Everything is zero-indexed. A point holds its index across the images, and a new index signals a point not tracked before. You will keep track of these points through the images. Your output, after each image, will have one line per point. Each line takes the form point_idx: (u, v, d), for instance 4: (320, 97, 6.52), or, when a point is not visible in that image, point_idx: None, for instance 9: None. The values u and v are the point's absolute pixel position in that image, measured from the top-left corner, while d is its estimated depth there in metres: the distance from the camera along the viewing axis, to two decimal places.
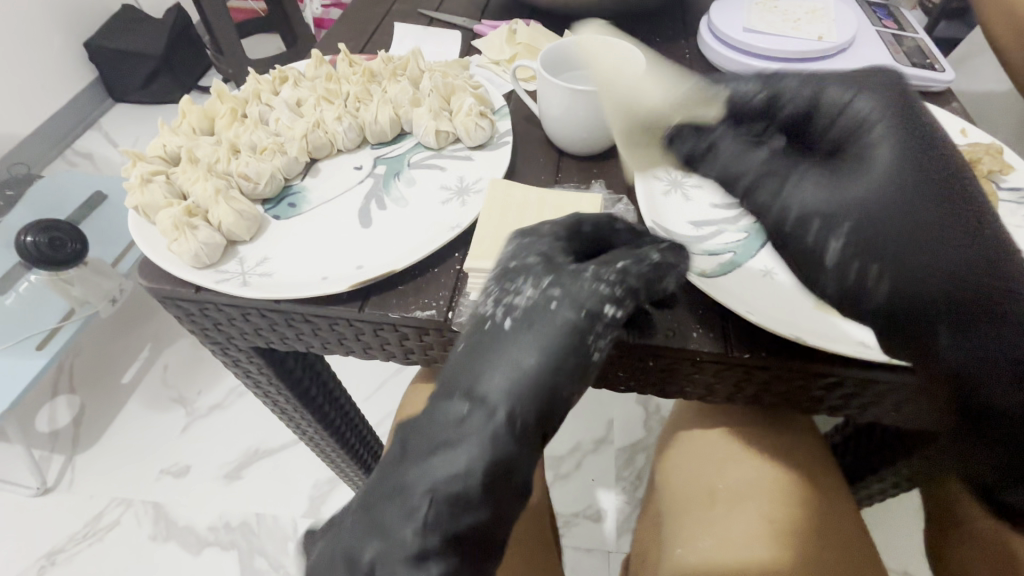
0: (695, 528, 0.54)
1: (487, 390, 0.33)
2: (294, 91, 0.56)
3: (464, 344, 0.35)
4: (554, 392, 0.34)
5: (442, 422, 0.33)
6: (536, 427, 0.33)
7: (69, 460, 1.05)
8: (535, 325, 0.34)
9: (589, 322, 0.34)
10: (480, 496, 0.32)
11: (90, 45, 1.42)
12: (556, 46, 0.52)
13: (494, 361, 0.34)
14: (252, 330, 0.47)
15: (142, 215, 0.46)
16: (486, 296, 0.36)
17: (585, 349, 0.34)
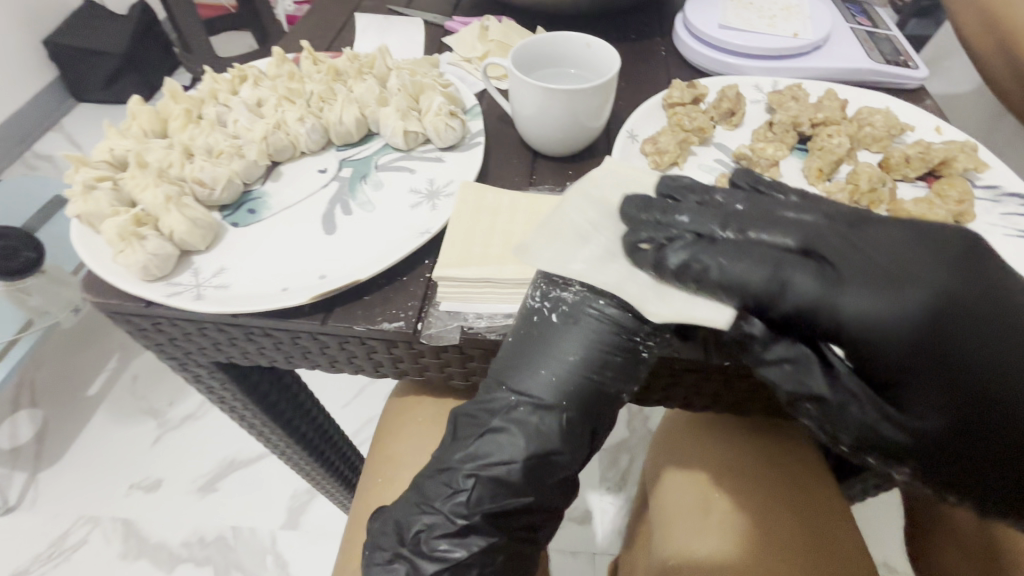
0: (677, 527, 0.54)
1: (534, 385, 0.36)
2: (254, 91, 0.53)
3: (515, 334, 0.38)
4: (595, 388, 0.36)
5: (490, 409, 0.37)
6: (579, 419, 0.36)
7: (31, 477, 1.00)
8: (582, 323, 0.36)
9: (636, 324, 0.35)
10: (522, 483, 0.36)
11: (48, 43, 1.36)
12: (529, 43, 0.50)
13: (542, 355, 0.36)
14: (211, 345, 0.45)
15: (87, 224, 0.43)
16: (535, 288, 0.38)
17: (629, 351, 0.36)
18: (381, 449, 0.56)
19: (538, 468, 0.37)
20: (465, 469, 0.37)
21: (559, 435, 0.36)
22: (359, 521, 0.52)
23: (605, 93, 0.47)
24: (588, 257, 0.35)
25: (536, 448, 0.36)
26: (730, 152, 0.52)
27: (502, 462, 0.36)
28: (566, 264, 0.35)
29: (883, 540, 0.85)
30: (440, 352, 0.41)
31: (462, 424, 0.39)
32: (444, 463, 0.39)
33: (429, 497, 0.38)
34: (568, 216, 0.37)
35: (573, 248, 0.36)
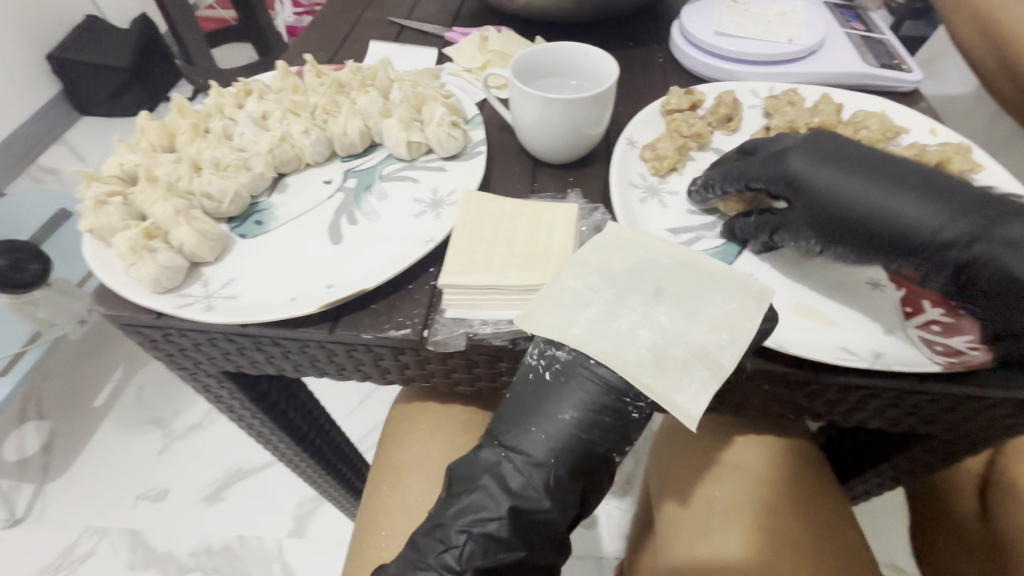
0: (678, 532, 0.54)
1: (526, 445, 0.37)
2: (259, 104, 0.54)
3: (514, 392, 0.39)
4: (586, 448, 0.36)
5: (483, 463, 0.38)
6: (569, 479, 0.37)
7: (39, 489, 1.00)
8: (575, 382, 0.36)
9: (626, 385, 0.35)
10: (511, 538, 0.36)
11: (53, 58, 1.38)
12: (529, 53, 0.51)
13: (535, 414, 0.37)
14: (221, 355, 0.45)
15: (98, 238, 0.44)
16: (532, 346, 0.38)
17: (620, 412, 0.36)
18: (387, 456, 0.57)
19: (526, 524, 0.37)
20: (456, 523, 0.37)
21: (552, 494, 0.36)
22: (366, 527, 0.53)
23: (604, 101, 0.48)
24: (591, 320, 0.36)
25: (522, 502, 0.36)
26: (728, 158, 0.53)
27: (494, 517, 0.36)
28: (569, 330, 0.36)
29: (889, 539, 0.85)
30: (447, 359, 0.42)
31: (457, 477, 0.39)
32: (441, 518, 0.38)
33: (423, 554, 0.37)
34: (567, 281, 0.37)
35: (576, 311, 0.36)
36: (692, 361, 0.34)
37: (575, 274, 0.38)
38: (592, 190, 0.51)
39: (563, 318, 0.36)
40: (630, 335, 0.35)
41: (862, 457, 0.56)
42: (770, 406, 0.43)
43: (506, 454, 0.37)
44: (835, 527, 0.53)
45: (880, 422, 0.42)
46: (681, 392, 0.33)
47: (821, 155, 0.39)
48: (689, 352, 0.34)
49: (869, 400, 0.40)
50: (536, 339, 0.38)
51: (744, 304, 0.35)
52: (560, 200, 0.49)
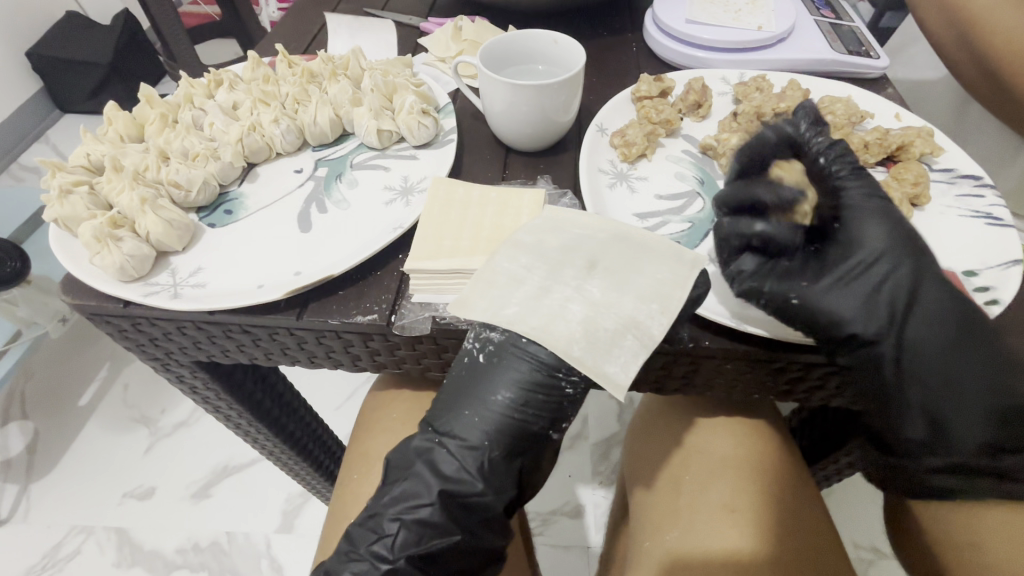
0: (649, 521, 0.55)
1: (461, 429, 0.37)
2: (229, 94, 0.54)
3: (451, 375, 0.39)
4: (520, 427, 0.37)
5: (418, 450, 0.38)
6: (505, 459, 0.37)
7: (23, 489, 1.00)
8: (506, 362, 0.36)
9: (557, 362, 0.35)
10: (445, 522, 0.37)
11: (32, 55, 1.36)
12: (498, 41, 0.51)
13: (469, 397, 0.37)
14: (191, 345, 0.45)
15: (64, 228, 0.44)
16: (469, 329, 0.38)
17: (553, 389, 0.36)
18: (362, 445, 0.57)
19: (458, 507, 0.37)
20: (389, 513, 0.38)
21: (488, 477, 0.37)
22: (339, 513, 0.53)
23: (572, 87, 0.49)
24: (523, 300, 0.36)
25: (457, 486, 0.37)
26: (696, 143, 0.53)
27: (425, 504, 0.37)
28: (500, 311, 0.36)
29: (867, 522, 0.86)
30: (415, 344, 0.42)
31: (394, 465, 0.40)
32: (375, 506, 0.39)
33: (357, 545, 0.38)
34: (499, 263, 0.38)
35: (509, 293, 0.37)
36: (623, 334, 0.35)
37: (508, 256, 0.38)
38: (562, 176, 0.52)
39: (494, 301, 0.36)
40: (561, 312, 0.36)
41: (828, 438, 0.57)
42: (726, 387, 0.44)
43: (440, 440, 0.38)
44: (796, 505, 0.53)
45: (843, 401, 0.43)
46: (611, 362, 0.34)
47: (897, 221, 0.39)
48: (617, 325, 0.35)
49: (829, 375, 0.40)
50: (474, 321, 0.38)
51: (676, 274, 0.36)
52: (529, 186, 0.50)
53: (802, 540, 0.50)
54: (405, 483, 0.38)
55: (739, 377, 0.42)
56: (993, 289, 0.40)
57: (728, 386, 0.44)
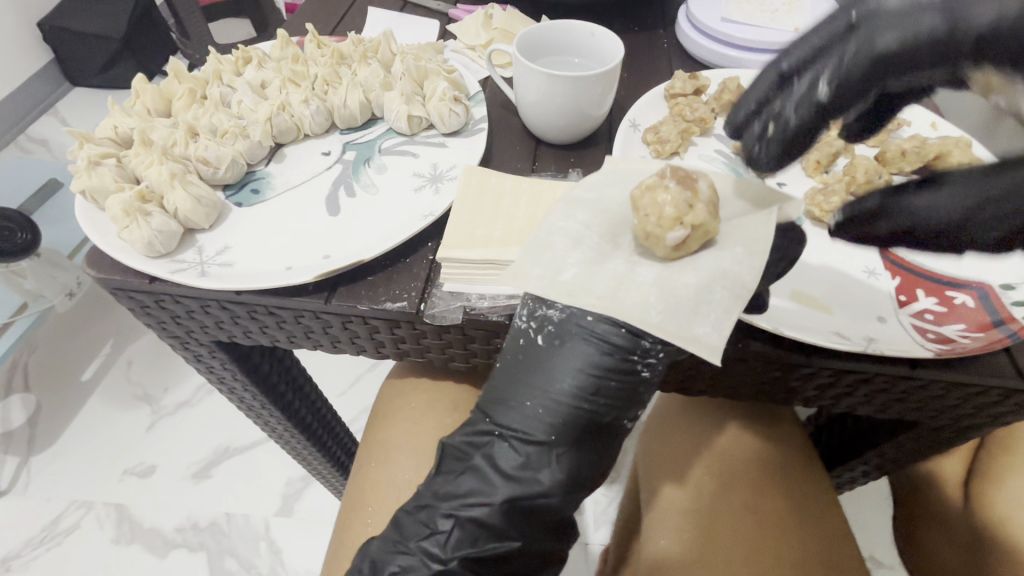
0: (678, 523, 0.53)
1: (525, 419, 0.36)
2: (258, 72, 0.53)
3: (505, 360, 0.38)
4: (587, 415, 0.36)
5: (477, 442, 0.38)
6: (567, 453, 0.36)
7: (24, 461, 1.00)
8: (571, 343, 0.35)
9: (631, 343, 0.35)
10: (501, 525, 0.36)
11: (45, 27, 1.34)
12: (534, 31, 0.50)
13: (528, 384, 0.36)
14: (214, 324, 0.45)
15: (90, 200, 0.43)
16: (522, 309, 0.37)
17: (626, 372, 0.35)
18: (384, 431, 0.57)
19: (517, 509, 0.36)
20: (443, 508, 0.37)
21: (546, 471, 0.36)
22: (360, 501, 0.53)
23: (608, 81, 0.48)
24: (581, 262, 0.36)
25: (522, 482, 0.36)
26: (730, 143, 0.53)
27: (483, 503, 0.36)
28: (560, 275, 0.36)
29: (873, 531, 0.86)
30: (443, 333, 0.42)
31: (449, 456, 0.39)
32: (425, 498, 0.39)
33: (406, 536, 0.38)
34: (557, 223, 0.38)
35: (565, 255, 0.37)
36: (711, 285, 0.34)
37: (565, 215, 0.39)
38: (593, 171, 0.51)
39: (552, 265, 0.36)
40: (629, 276, 0.36)
41: (846, 445, 0.57)
42: (763, 394, 0.44)
43: (499, 432, 0.37)
44: (830, 510, 0.54)
45: (870, 409, 0.43)
46: (700, 324, 0.33)
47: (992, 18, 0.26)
48: (702, 278, 0.34)
49: (877, 392, 0.40)
50: (528, 300, 0.37)
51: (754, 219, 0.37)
52: (562, 178, 0.49)
53: (830, 547, 0.51)
54: (464, 477, 0.38)
55: (786, 385, 0.42)
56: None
57: (776, 394, 0.43)
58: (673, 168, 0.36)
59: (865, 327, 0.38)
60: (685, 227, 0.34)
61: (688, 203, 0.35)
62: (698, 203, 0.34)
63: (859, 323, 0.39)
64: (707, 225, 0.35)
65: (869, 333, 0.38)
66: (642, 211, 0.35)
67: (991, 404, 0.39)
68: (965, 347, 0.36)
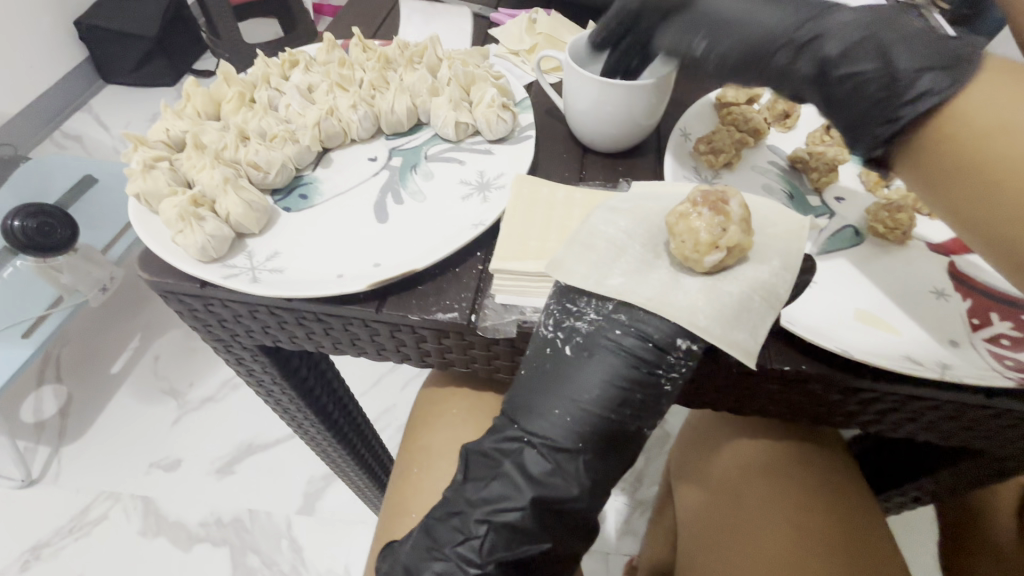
0: (698, 527, 0.56)
1: (552, 426, 0.35)
2: (305, 76, 0.53)
3: (529, 368, 0.37)
4: (616, 426, 0.35)
5: (506, 448, 0.37)
6: (597, 462, 0.36)
7: (55, 451, 1.01)
8: (599, 354, 0.35)
9: (658, 356, 0.34)
10: (537, 529, 0.36)
11: (84, 26, 1.37)
12: (587, 37, 0.50)
13: (557, 393, 0.36)
14: (259, 328, 0.45)
15: (144, 203, 0.43)
16: (548, 317, 0.37)
17: (650, 384, 0.35)
18: (422, 438, 0.56)
19: (549, 512, 0.36)
20: (476, 514, 0.36)
21: (575, 477, 0.35)
22: (400, 507, 0.52)
23: (661, 90, 0.47)
24: (627, 272, 0.36)
25: (552, 491, 0.35)
26: (784, 155, 0.51)
27: (515, 508, 0.35)
28: (607, 281, 0.36)
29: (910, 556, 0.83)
30: (491, 345, 0.41)
31: (476, 464, 0.38)
32: (456, 505, 0.38)
33: (439, 542, 0.37)
34: (601, 230, 0.38)
35: (610, 263, 0.36)
36: (751, 296, 0.35)
37: (605, 220, 0.39)
38: (642, 180, 0.50)
39: (599, 270, 0.36)
40: (674, 285, 0.36)
41: (896, 468, 0.56)
42: (816, 416, 0.42)
43: (527, 439, 0.36)
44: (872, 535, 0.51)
45: (932, 435, 0.41)
46: (741, 330, 0.34)
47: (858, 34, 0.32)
48: (742, 289, 0.35)
49: (940, 421, 0.39)
50: (553, 307, 0.37)
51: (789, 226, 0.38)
52: (612, 189, 0.48)
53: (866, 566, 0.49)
54: (493, 483, 0.37)
55: (846, 408, 0.40)
56: None
57: (831, 415, 0.42)
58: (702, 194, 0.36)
59: (935, 352, 0.37)
60: (721, 250, 0.34)
61: (722, 226, 0.35)
62: (731, 226, 0.34)
63: (909, 340, 0.38)
64: (742, 243, 0.35)
65: (941, 358, 0.37)
66: (677, 238, 0.35)
67: None
68: None
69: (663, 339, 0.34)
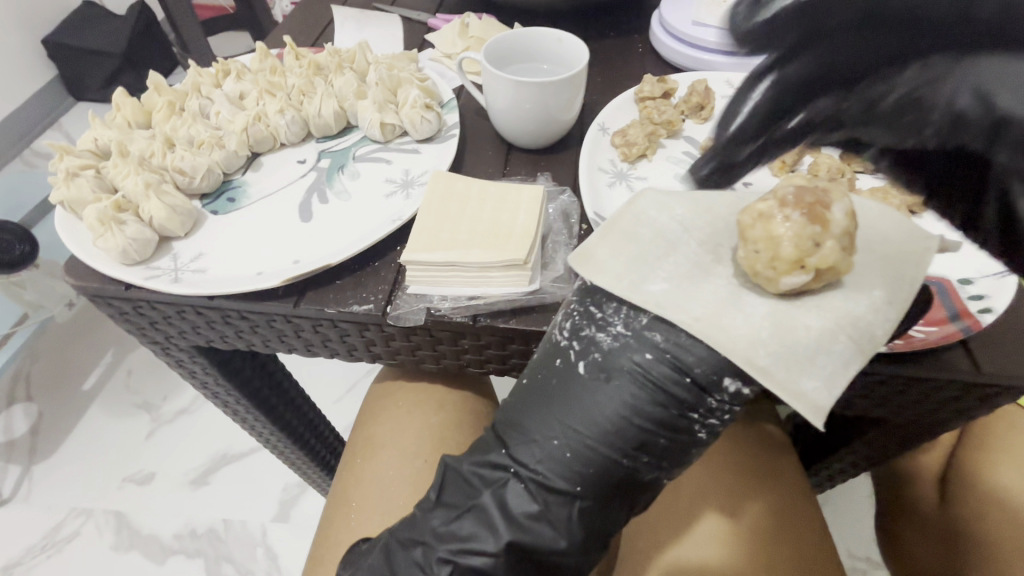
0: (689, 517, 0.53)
1: (552, 460, 0.33)
2: (237, 84, 0.55)
3: (533, 381, 0.35)
4: (625, 470, 0.34)
5: (487, 477, 0.36)
6: (593, 507, 0.34)
7: (26, 470, 1.01)
8: (621, 384, 0.32)
9: (695, 399, 0.32)
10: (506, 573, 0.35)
11: (49, 44, 1.37)
12: (503, 38, 0.52)
13: (563, 421, 0.33)
14: (191, 329, 0.46)
15: (70, 210, 0.45)
16: (566, 321, 0.35)
17: (677, 428, 0.33)
18: (367, 432, 0.58)
19: (524, 557, 0.35)
20: (440, 551, 0.36)
21: (565, 524, 0.34)
22: (339, 501, 0.54)
23: (574, 86, 0.49)
24: (671, 278, 0.34)
25: (534, 538, 0.35)
26: (698, 144, 0.54)
27: (486, 553, 0.34)
28: (646, 287, 0.34)
29: (866, 532, 0.85)
30: (411, 335, 0.43)
31: (453, 484, 0.38)
32: (421, 533, 0.38)
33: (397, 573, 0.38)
34: (651, 216, 0.36)
35: (657, 265, 0.34)
36: (835, 333, 0.31)
37: (658, 205, 0.37)
38: (564, 174, 0.52)
39: (638, 272, 0.34)
40: (735, 303, 0.33)
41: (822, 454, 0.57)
42: None
43: (515, 470, 0.35)
44: None
45: (837, 406, 0.42)
46: (809, 377, 0.30)
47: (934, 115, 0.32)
48: (826, 324, 0.31)
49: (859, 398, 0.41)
50: (573, 316, 0.35)
51: (909, 248, 0.34)
52: (529, 182, 0.50)
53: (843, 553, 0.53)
54: (466, 517, 0.36)
55: None
56: (986, 297, 0.38)
57: None
58: (797, 195, 0.32)
59: None
60: (806, 272, 0.31)
61: (815, 241, 0.31)
62: (826, 244, 0.31)
63: None
64: (839, 265, 0.31)
65: None
66: (751, 246, 0.32)
67: (953, 398, 0.39)
68: (921, 339, 0.37)
69: (704, 375, 0.32)
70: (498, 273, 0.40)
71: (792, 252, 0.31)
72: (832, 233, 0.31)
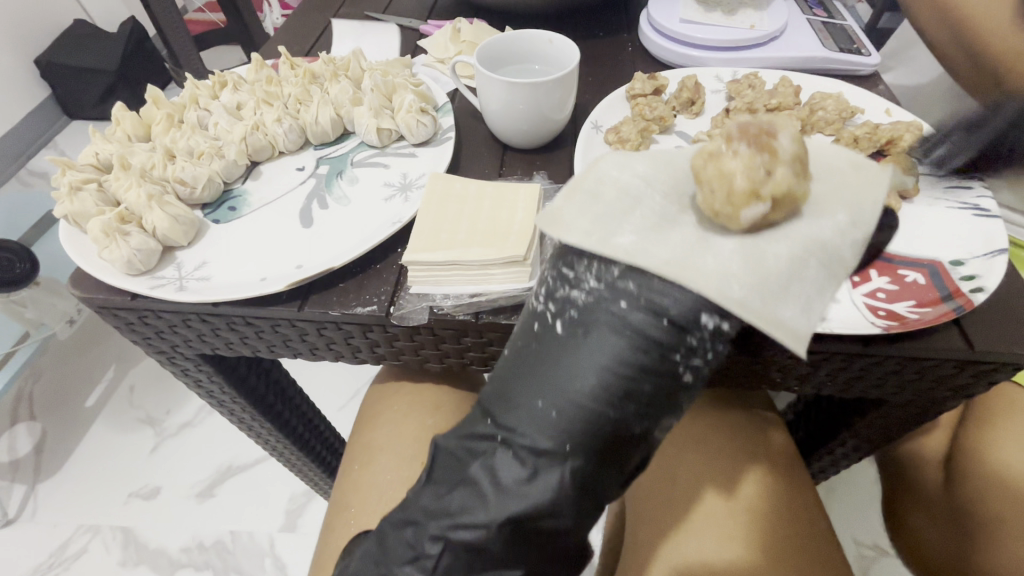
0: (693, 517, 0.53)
1: (536, 421, 0.33)
2: (234, 95, 0.56)
3: (515, 349, 0.36)
4: (614, 421, 0.33)
5: (476, 449, 0.36)
6: (588, 467, 0.33)
7: (31, 489, 1.01)
8: (599, 333, 0.32)
9: (677, 338, 0.32)
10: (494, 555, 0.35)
11: (43, 64, 1.38)
12: (495, 42, 0.52)
13: (546, 381, 0.33)
14: (197, 337, 0.47)
15: (74, 223, 0.45)
16: (542, 286, 0.36)
17: (663, 371, 0.32)
18: (363, 437, 0.58)
19: (518, 532, 0.35)
20: (432, 530, 0.36)
21: (556, 489, 0.33)
22: (340, 504, 0.54)
23: (566, 85, 0.50)
24: (639, 230, 0.34)
25: (531, 503, 0.34)
26: (690, 139, 0.55)
27: (480, 523, 0.34)
28: (616, 240, 0.33)
29: (872, 520, 0.86)
30: (414, 334, 0.44)
31: (444, 463, 0.38)
32: (405, 531, 0.38)
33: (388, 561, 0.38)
34: (613, 175, 0.37)
35: (623, 220, 0.34)
36: (805, 259, 0.32)
37: (619, 165, 0.37)
38: (559, 172, 0.53)
39: (606, 227, 0.34)
40: (705, 244, 0.33)
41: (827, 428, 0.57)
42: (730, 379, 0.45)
43: (504, 440, 0.35)
44: None
45: (834, 389, 0.43)
46: (788, 307, 0.30)
47: None
48: (795, 252, 0.32)
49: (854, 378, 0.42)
50: (548, 279, 0.36)
51: (864, 175, 0.35)
52: (525, 181, 0.51)
53: None
54: (451, 502, 0.36)
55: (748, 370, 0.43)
56: (978, 276, 0.39)
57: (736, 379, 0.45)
58: (742, 129, 0.34)
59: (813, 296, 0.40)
60: (763, 201, 0.32)
61: (765, 170, 0.33)
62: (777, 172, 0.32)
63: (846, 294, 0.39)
64: (794, 189, 0.33)
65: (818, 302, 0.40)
66: (707, 186, 0.34)
67: (949, 376, 0.40)
68: (915, 320, 0.37)
69: (683, 316, 0.32)
70: (499, 270, 0.41)
71: (749, 183, 0.32)
72: (782, 161, 0.33)
